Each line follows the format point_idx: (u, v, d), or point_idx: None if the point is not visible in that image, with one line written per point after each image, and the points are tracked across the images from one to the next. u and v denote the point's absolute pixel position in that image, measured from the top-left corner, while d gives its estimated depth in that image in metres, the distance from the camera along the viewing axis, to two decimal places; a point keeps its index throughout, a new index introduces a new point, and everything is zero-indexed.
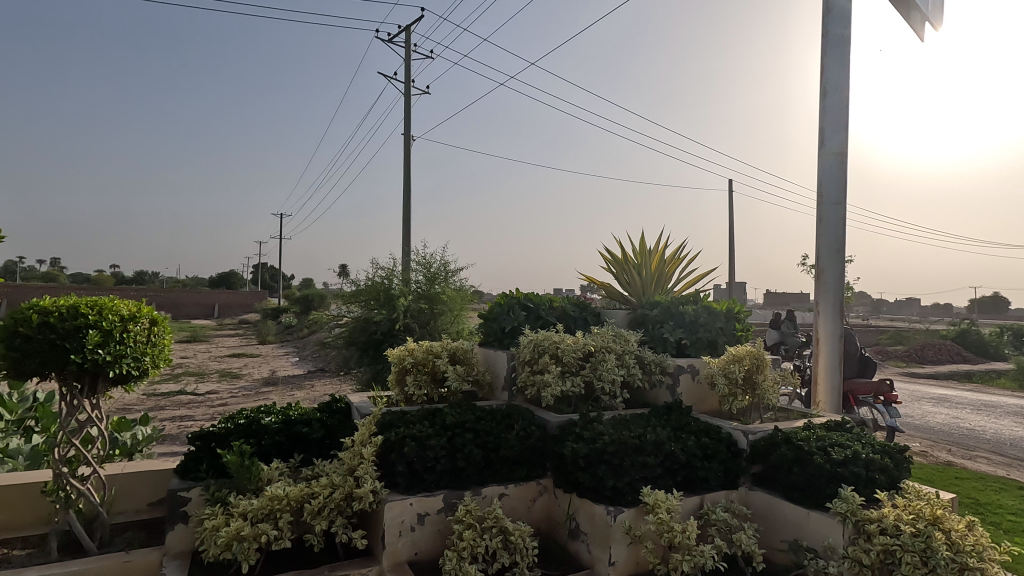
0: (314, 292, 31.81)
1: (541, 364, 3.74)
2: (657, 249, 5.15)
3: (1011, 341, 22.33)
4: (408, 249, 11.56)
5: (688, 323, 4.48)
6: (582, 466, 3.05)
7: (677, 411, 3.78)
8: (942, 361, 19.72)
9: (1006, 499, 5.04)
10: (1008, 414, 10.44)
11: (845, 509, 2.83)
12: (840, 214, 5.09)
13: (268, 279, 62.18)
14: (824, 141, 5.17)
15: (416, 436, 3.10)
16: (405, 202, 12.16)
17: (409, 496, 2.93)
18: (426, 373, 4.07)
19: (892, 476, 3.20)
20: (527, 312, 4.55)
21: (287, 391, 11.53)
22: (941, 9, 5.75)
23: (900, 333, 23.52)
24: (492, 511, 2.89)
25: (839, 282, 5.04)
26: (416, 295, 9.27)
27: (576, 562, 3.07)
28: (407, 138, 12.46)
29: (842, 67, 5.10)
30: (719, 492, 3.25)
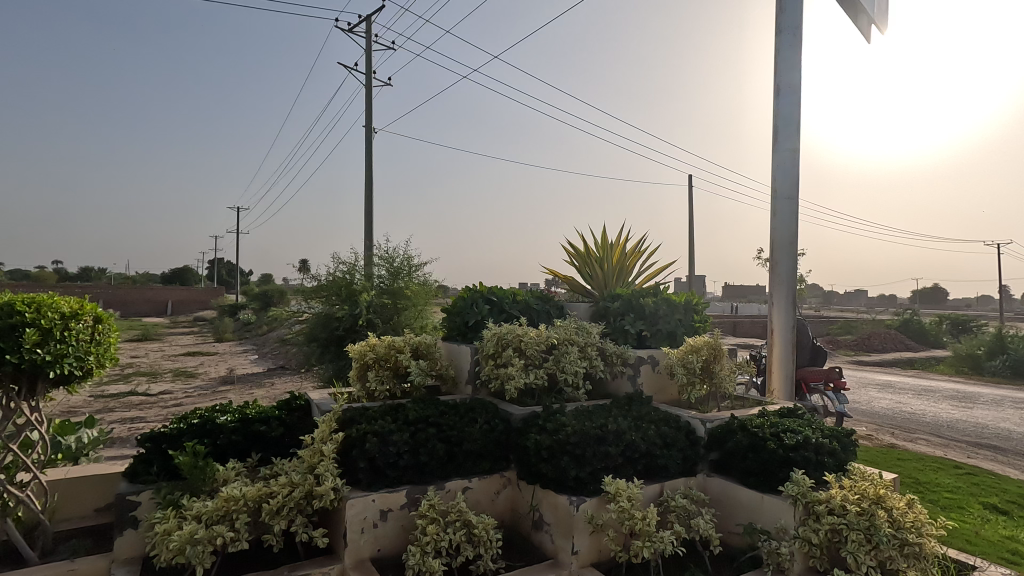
0: (273, 287, 30.98)
1: (504, 357, 3.74)
2: (619, 243, 5.23)
3: (950, 329, 23.70)
4: (371, 244, 11.39)
5: (648, 315, 4.57)
6: (545, 457, 3.07)
7: (638, 401, 3.87)
8: (887, 349, 20.77)
9: (943, 478, 5.37)
10: (946, 398, 11.08)
11: (795, 491, 2.95)
12: (793, 209, 5.28)
13: (224, 275, 60.23)
14: (778, 138, 5.33)
15: (378, 432, 3.06)
16: (367, 196, 11.93)
17: (372, 492, 2.89)
18: (388, 368, 4.02)
19: (840, 459, 3.35)
20: (490, 306, 4.54)
21: (246, 390, 11.22)
22: (886, 12, 6.01)
23: (849, 323, 24.61)
24: (455, 505, 2.89)
25: (792, 274, 5.23)
26: (379, 291, 9.14)
27: (539, 553, 3.10)
28: (368, 130, 12.21)
29: (794, 66, 5.27)
30: (678, 479, 3.34)
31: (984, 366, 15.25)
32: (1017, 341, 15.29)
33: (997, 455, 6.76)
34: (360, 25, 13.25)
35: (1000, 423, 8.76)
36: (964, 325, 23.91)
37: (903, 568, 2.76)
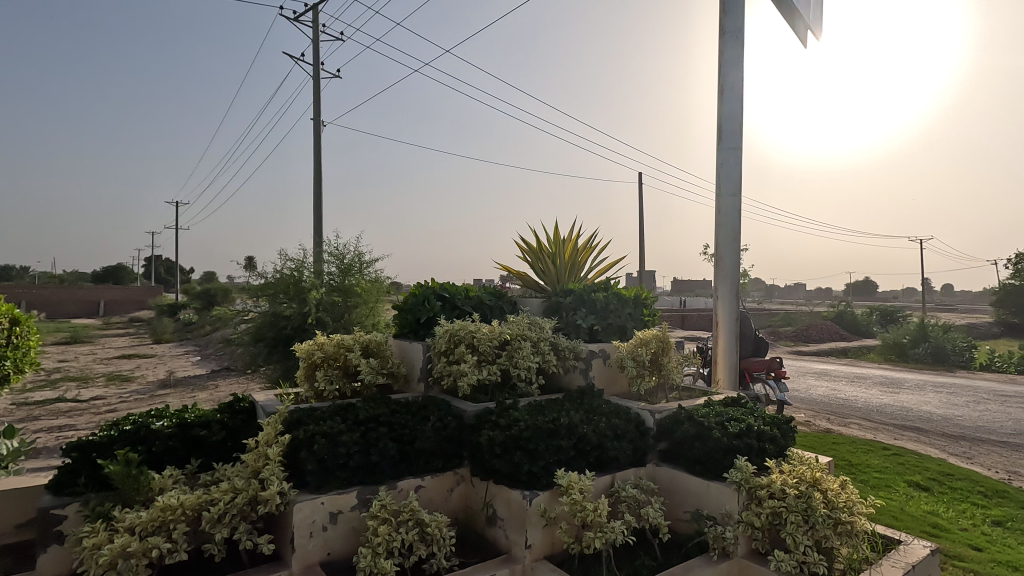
0: (217, 285, 29.70)
1: (457, 354, 3.71)
2: (570, 238, 5.28)
3: (879, 320, 25.27)
4: (320, 240, 11.08)
5: (599, 310, 4.64)
6: (498, 453, 3.07)
7: (590, 394, 3.93)
8: (823, 340, 21.94)
9: (873, 459, 5.72)
10: (875, 384, 11.82)
11: (739, 478, 3.07)
12: (736, 205, 5.47)
13: (163, 273, 57.24)
14: (723, 136, 5.51)
15: (327, 433, 2.97)
16: (316, 191, 11.59)
17: (320, 495, 2.81)
18: (337, 367, 3.92)
19: (780, 444, 3.51)
20: (442, 302, 4.49)
21: (188, 393, 10.72)
22: (820, 20, 6.31)
23: (789, 315, 25.84)
24: (408, 504, 2.84)
25: (735, 268, 5.43)
26: (329, 288, 8.91)
27: (493, 548, 3.10)
28: (317, 123, 11.86)
29: (737, 67, 5.46)
30: (629, 470, 3.41)
31: (909, 354, 16.34)
32: (938, 330, 16.46)
33: (920, 436, 7.26)
34: (306, 14, 12.82)
35: (922, 406, 9.41)
36: (892, 316, 25.54)
37: (837, 546, 2.91)
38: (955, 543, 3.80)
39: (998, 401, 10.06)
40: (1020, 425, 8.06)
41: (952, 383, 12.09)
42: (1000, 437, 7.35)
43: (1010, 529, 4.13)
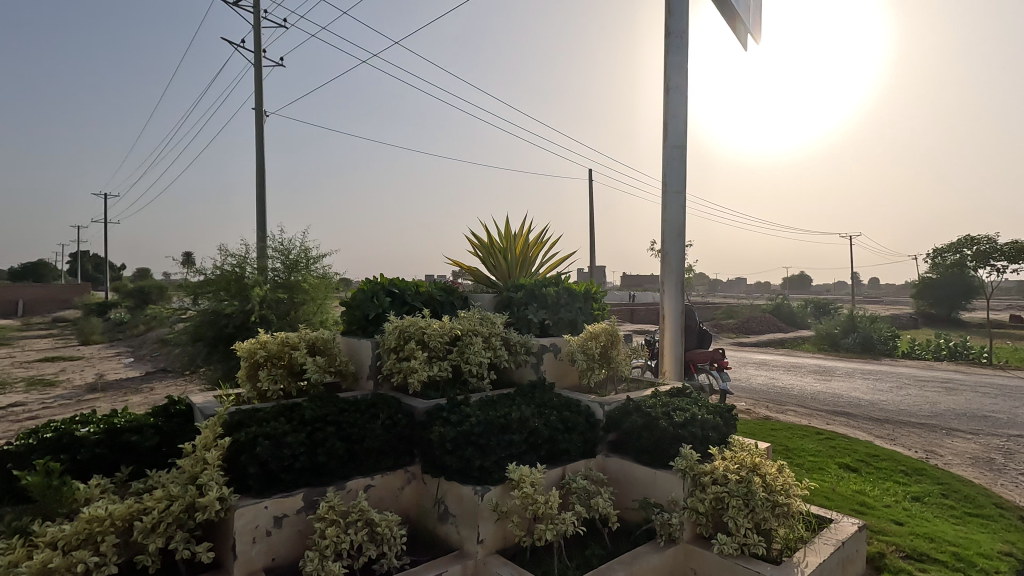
0: (151, 282, 28.11)
1: (407, 350, 3.65)
2: (521, 234, 5.29)
3: (813, 312, 26.70)
4: (264, 235, 10.67)
5: (550, 304, 4.67)
6: (449, 449, 3.04)
7: (541, 388, 3.96)
8: (763, 331, 23.01)
9: (807, 443, 6.05)
10: (809, 373, 12.51)
11: (684, 465, 3.17)
12: (681, 202, 5.63)
13: (90, 270, 53.65)
14: (668, 135, 5.66)
15: (271, 435, 2.85)
16: (259, 184, 11.14)
17: (264, 499, 2.71)
18: (282, 366, 3.78)
19: (722, 432, 3.65)
20: (392, 298, 4.40)
21: (120, 397, 10.10)
22: (759, 24, 6.58)
23: (731, 308, 26.91)
24: (357, 504, 2.78)
25: (680, 263, 5.59)
26: (273, 285, 8.58)
27: (445, 545, 3.08)
28: (259, 112, 11.38)
29: (681, 67, 5.61)
30: (579, 462, 3.47)
31: (840, 344, 17.38)
32: (865, 321, 17.56)
33: (849, 420, 7.73)
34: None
35: (851, 392, 10.03)
36: (824, 308, 27.05)
37: (775, 527, 3.06)
38: (880, 519, 4.07)
39: (917, 386, 10.84)
40: (936, 407, 8.73)
41: (878, 371, 12.94)
42: (919, 419, 7.93)
43: (927, 504, 4.46)
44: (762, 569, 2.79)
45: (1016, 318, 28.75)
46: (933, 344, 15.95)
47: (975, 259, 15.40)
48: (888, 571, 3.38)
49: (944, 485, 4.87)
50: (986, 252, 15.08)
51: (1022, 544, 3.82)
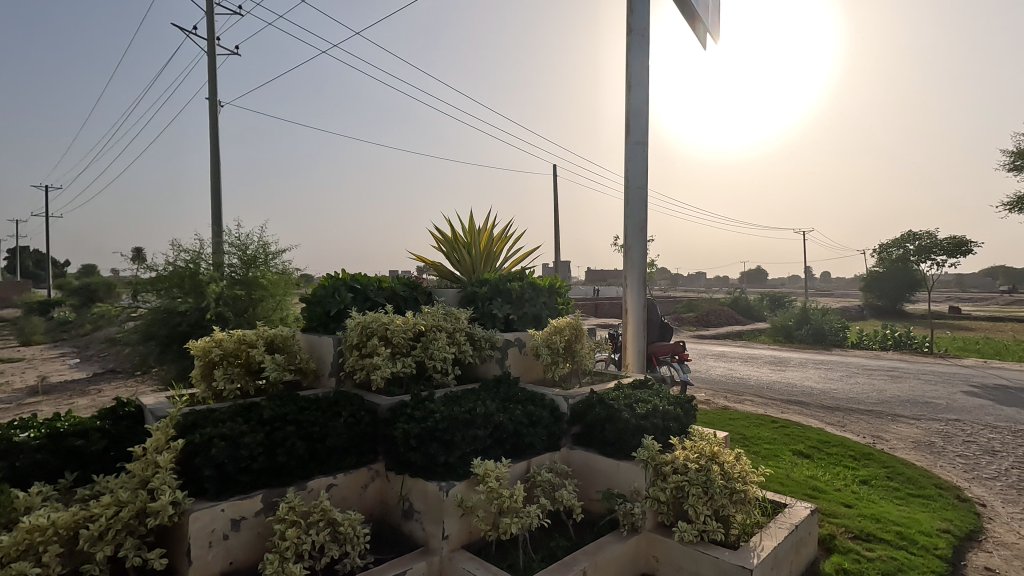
0: (99, 279, 26.83)
1: (369, 347, 3.59)
2: (486, 228, 5.27)
3: (769, 305, 27.63)
4: (220, 230, 10.31)
5: (515, 299, 4.68)
6: (413, 446, 3.02)
7: (506, 383, 3.97)
8: (722, 324, 23.67)
9: (763, 432, 6.26)
10: (765, 364, 12.95)
11: (646, 456, 3.23)
12: (642, 198, 5.72)
13: (30, 266, 50.74)
14: (630, 131, 5.73)
15: (227, 435, 2.76)
16: (213, 176, 10.74)
17: (220, 501, 2.62)
18: (238, 365, 3.67)
19: (683, 423, 3.74)
20: (354, 294, 4.32)
21: (65, 400, 9.61)
22: (716, 24, 6.72)
23: (692, 301, 27.56)
24: (318, 504, 2.72)
25: (642, 258, 5.69)
26: (230, 281, 8.32)
27: (409, 542, 3.06)
28: (213, 102, 10.97)
29: (642, 64, 5.68)
30: (544, 455, 3.50)
31: (794, 335, 18.05)
32: (817, 313, 18.29)
33: (803, 409, 8.05)
34: None
35: (804, 382, 10.43)
36: (779, 301, 28.03)
37: (733, 513, 3.15)
38: (831, 502, 4.25)
39: (864, 374, 11.37)
40: (882, 395, 9.17)
41: (829, 360, 13.49)
42: (866, 406, 8.32)
43: (874, 487, 4.69)
44: (720, 555, 2.88)
45: (954, 309, 30.47)
46: (879, 335, 16.75)
47: (917, 253, 16.22)
48: (838, 551, 3.54)
49: (889, 468, 5.13)
50: (927, 246, 15.90)
51: (959, 522, 4.06)
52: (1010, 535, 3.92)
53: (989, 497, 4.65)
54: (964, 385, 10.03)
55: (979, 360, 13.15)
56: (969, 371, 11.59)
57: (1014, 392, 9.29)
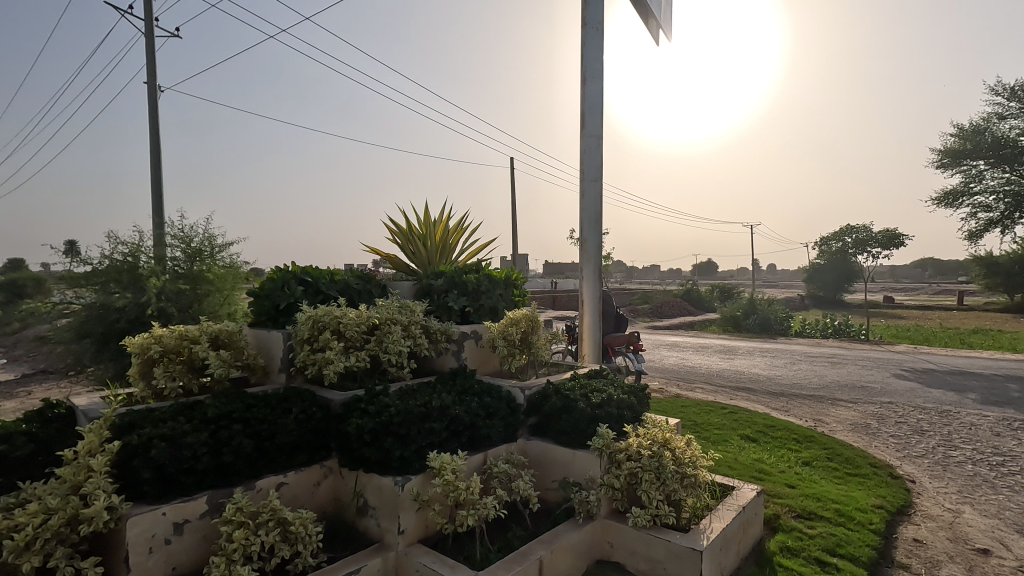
0: (28, 274, 25.15)
1: (321, 341, 3.49)
2: (441, 220, 5.21)
3: (719, 296, 28.56)
4: (162, 221, 9.81)
5: (471, 291, 4.65)
6: (367, 441, 2.95)
7: (462, 375, 3.94)
8: (674, 315, 24.34)
9: (713, 418, 6.48)
10: (715, 353, 13.40)
11: (601, 444, 3.29)
12: (598, 190, 5.77)
13: None
14: (586, 123, 5.77)
15: (167, 436, 2.63)
16: (153, 165, 10.19)
17: (161, 505, 2.50)
18: (180, 362, 3.50)
19: (636, 411, 3.82)
20: (305, 287, 4.19)
21: None
22: (669, 20, 6.82)
23: (647, 293, 28.19)
24: (267, 504, 2.63)
25: (598, 250, 5.76)
26: (173, 275, 7.92)
27: (364, 539, 3.01)
28: (151, 86, 10.36)
29: (597, 56, 5.72)
30: (500, 447, 3.50)
31: (741, 325, 18.75)
32: (764, 303, 19.06)
33: (750, 395, 8.38)
34: None
35: (751, 369, 10.86)
36: (729, 292, 29.04)
37: (684, 497, 3.24)
38: (776, 483, 4.44)
39: (807, 361, 11.94)
40: (822, 380, 9.66)
41: (775, 349, 14.08)
42: (808, 391, 8.74)
43: (816, 467, 4.93)
44: (672, 538, 2.96)
45: (887, 299, 32.40)
46: (820, 324, 17.62)
47: (855, 246, 17.09)
48: (782, 530, 3.71)
49: (828, 450, 5.40)
50: (863, 239, 16.78)
51: (891, 498, 4.32)
52: (936, 508, 4.21)
53: (918, 473, 4.98)
54: (896, 369, 10.69)
55: (910, 347, 14.01)
56: (900, 357, 12.35)
57: (940, 375, 9.97)
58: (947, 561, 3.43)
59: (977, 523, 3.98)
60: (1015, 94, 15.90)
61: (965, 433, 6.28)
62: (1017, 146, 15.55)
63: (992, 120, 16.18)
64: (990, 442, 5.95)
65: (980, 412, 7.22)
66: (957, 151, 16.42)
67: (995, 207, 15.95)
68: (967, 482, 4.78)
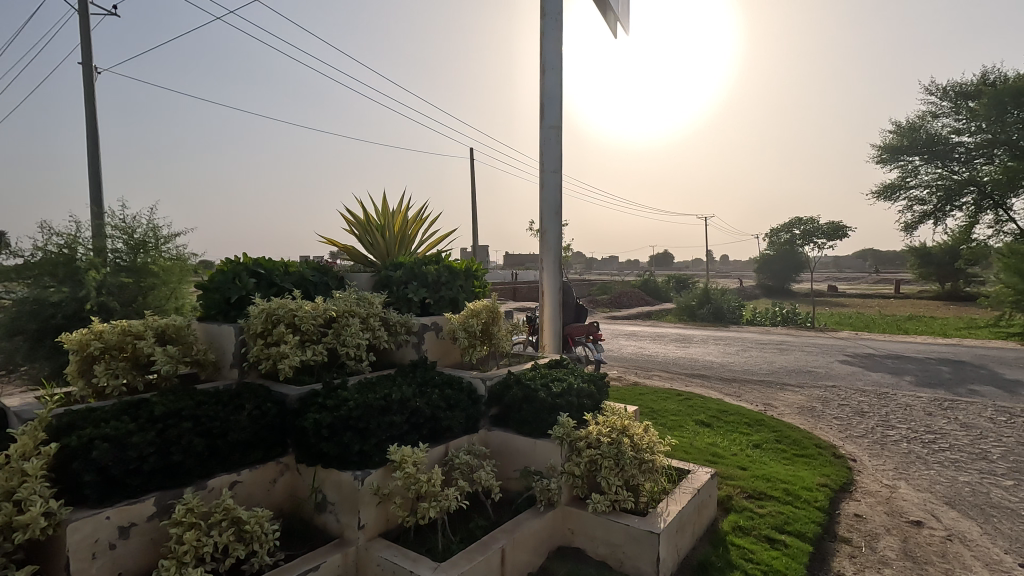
0: None
1: (275, 335, 3.39)
2: (400, 211, 5.14)
3: (675, 286, 29.28)
4: (100, 211, 9.27)
5: (430, 283, 4.60)
6: (325, 436, 2.89)
7: (423, 367, 3.92)
8: (632, 305, 24.84)
9: (669, 404, 6.67)
10: (671, 341, 13.77)
11: (562, 433, 3.33)
12: (558, 182, 5.80)
13: None
14: (545, 114, 5.78)
15: (110, 436, 2.50)
16: (90, 152, 9.61)
17: (104, 509, 2.38)
18: (124, 358, 3.33)
19: (595, 399, 3.89)
20: (257, 280, 4.06)
21: None
22: (626, 13, 6.87)
23: (606, 284, 28.62)
24: (220, 503, 2.53)
25: (557, 241, 5.79)
26: (114, 268, 7.53)
27: (323, 535, 2.95)
28: (87, 67, 9.75)
29: (556, 47, 5.73)
30: (461, 438, 3.49)
31: (696, 314, 19.30)
32: (717, 293, 19.66)
33: (705, 382, 8.66)
34: None
35: (705, 357, 11.22)
36: (684, 282, 29.80)
37: (643, 482, 3.31)
38: (728, 466, 4.61)
39: (757, 348, 12.42)
40: (771, 366, 10.07)
41: (727, 337, 14.57)
42: (758, 377, 9.09)
43: (765, 449, 5.15)
44: (630, 522, 3.03)
45: (831, 287, 33.97)
46: (770, 312, 18.33)
47: (802, 237, 17.83)
48: (734, 510, 3.86)
49: (777, 432, 5.65)
50: (810, 231, 17.51)
51: (835, 476, 4.56)
52: (875, 485, 4.46)
53: (858, 452, 5.27)
54: (839, 355, 11.26)
55: (852, 333, 14.77)
56: (843, 343, 13.00)
57: (878, 360, 10.54)
58: (885, 534, 3.64)
59: (911, 497, 4.24)
60: (947, 94, 16.83)
61: (901, 413, 6.67)
62: (949, 143, 16.51)
63: (926, 118, 17.10)
64: (923, 421, 6.34)
65: (914, 394, 7.68)
66: (895, 147, 17.28)
67: (929, 201, 16.92)
68: (902, 459, 5.08)
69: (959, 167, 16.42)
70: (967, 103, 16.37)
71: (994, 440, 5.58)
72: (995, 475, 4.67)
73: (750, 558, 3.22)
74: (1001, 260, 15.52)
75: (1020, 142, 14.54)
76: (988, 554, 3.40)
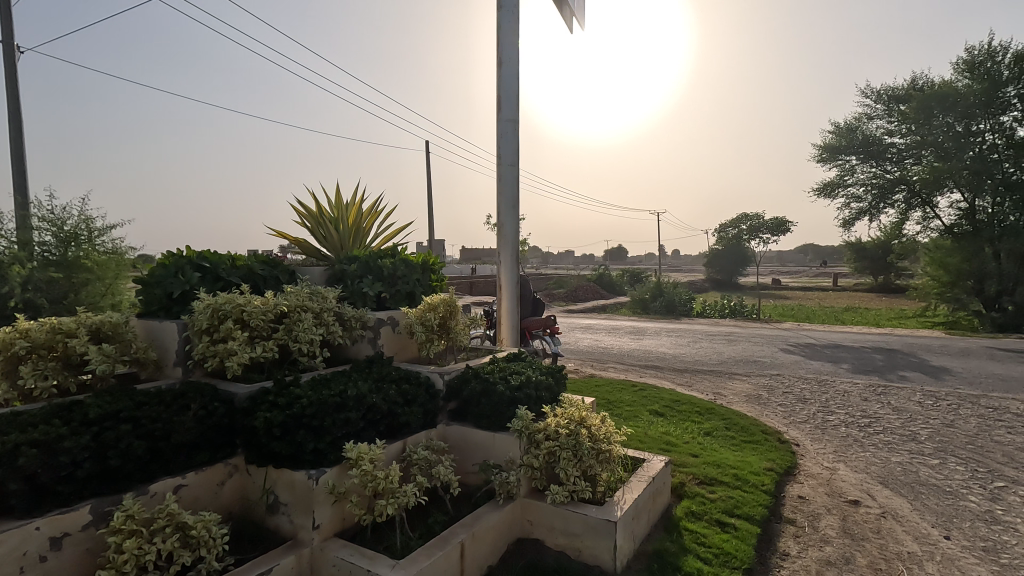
0: None
1: (222, 331, 3.24)
2: (353, 203, 5.02)
3: (629, 279, 29.88)
4: (26, 201, 8.64)
5: (386, 276, 4.52)
6: (277, 435, 2.79)
7: (379, 363, 3.84)
8: (589, 299, 25.21)
9: (625, 395, 6.81)
10: (626, 333, 14.05)
11: (520, 426, 3.33)
12: (515, 176, 5.79)
13: None
14: (502, 108, 5.75)
15: (40, 441, 2.33)
16: (12, 137, 8.92)
17: (33, 519, 2.22)
18: (54, 358, 3.11)
19: (553, 392, 3.93)
20: (202, 274, 3.87)
21: None
22: (582, 8, 6.91)
23: (562, 278, 28.87)
24: (163, 508, 2.40)
25: (514, 236, 5.79)
26: (42, 262, 7.02)
27: (275, 537, 2.86)
28: (9, 46, 9.03)
29: (513, 40, 5.70)
30: (420, 433, 3.45)
31: (649, 307, 19.78)
32: (670, 286, 20.19)
33: (658, 373, 8.87)
34: None
35: (659, 348, 11.51)
36: (637, 276, 30.46)
37: (600, 472, 3.35)
38: (681, 454, 4.75)
39: (707, 340, 12.84)
40: (720, 357, 10.44)
41: (679, 329, 15.00)
42: (708, 367, 9.40)
43: (715, 437, 5.33)
44: (589, 512, 3.07)
45: (775, 280, 35.48)
46: (719, 304, 18.98)
47: (748, 231, 18.51)
48: (687, 496, 3.98)
49: (726, 420, 5.86)
50: (755, 226, 18.21)
51: (780, 460, 4.77)
52: (817, 467, 4.70)
53: (801, 436, 5.54)
54: (783, 345, 11.76)
55: (795, 324, 15.49)
56: (786, 333, 13.59)
57: (819, 349, 11.09)
58: (827, 513, 3.83)
59: (849, 478, 4.48)
60: (881, 97, 17.79)
61: (840, 399, 7.05)
62: (882, 144, 17.46)
63: (862, 120, 18.01)
64: (860, 406, 6.73)
65: (852, 381, 8.11)
66: (834, 146, 18.21)
67: (864, 198, 17.91)
68: (841, 443, 5.37)
69: (891, 167, 17.39)
70: (899, 106, 17.34)
71: (923, 422, 5.97)
72: (923, 454, 4.99)
73: (702, 542, 3.33)
74: (927, 254, 16.57)
75: (945, 143, 15.51)
76: (917, 528, 3.63)
